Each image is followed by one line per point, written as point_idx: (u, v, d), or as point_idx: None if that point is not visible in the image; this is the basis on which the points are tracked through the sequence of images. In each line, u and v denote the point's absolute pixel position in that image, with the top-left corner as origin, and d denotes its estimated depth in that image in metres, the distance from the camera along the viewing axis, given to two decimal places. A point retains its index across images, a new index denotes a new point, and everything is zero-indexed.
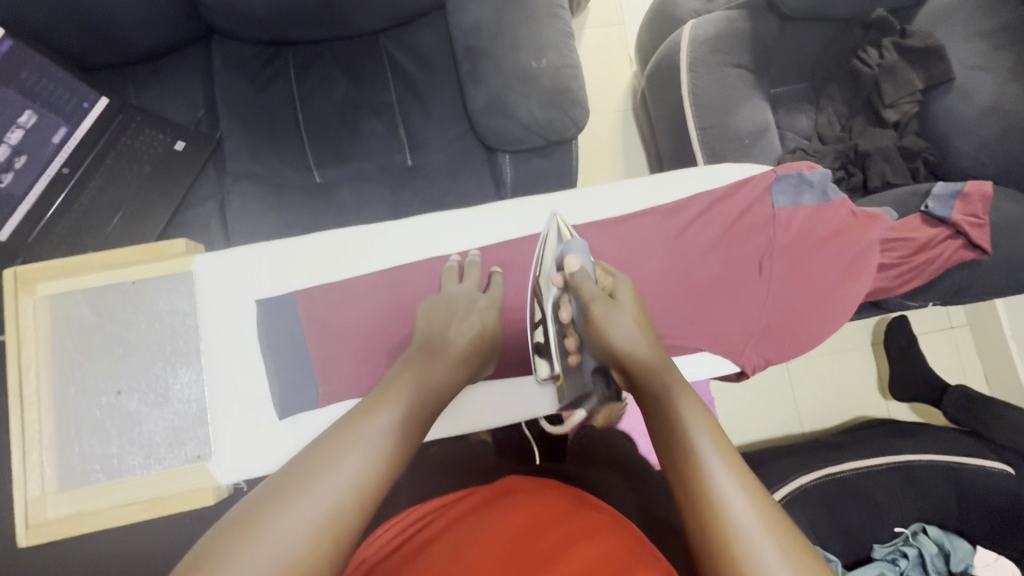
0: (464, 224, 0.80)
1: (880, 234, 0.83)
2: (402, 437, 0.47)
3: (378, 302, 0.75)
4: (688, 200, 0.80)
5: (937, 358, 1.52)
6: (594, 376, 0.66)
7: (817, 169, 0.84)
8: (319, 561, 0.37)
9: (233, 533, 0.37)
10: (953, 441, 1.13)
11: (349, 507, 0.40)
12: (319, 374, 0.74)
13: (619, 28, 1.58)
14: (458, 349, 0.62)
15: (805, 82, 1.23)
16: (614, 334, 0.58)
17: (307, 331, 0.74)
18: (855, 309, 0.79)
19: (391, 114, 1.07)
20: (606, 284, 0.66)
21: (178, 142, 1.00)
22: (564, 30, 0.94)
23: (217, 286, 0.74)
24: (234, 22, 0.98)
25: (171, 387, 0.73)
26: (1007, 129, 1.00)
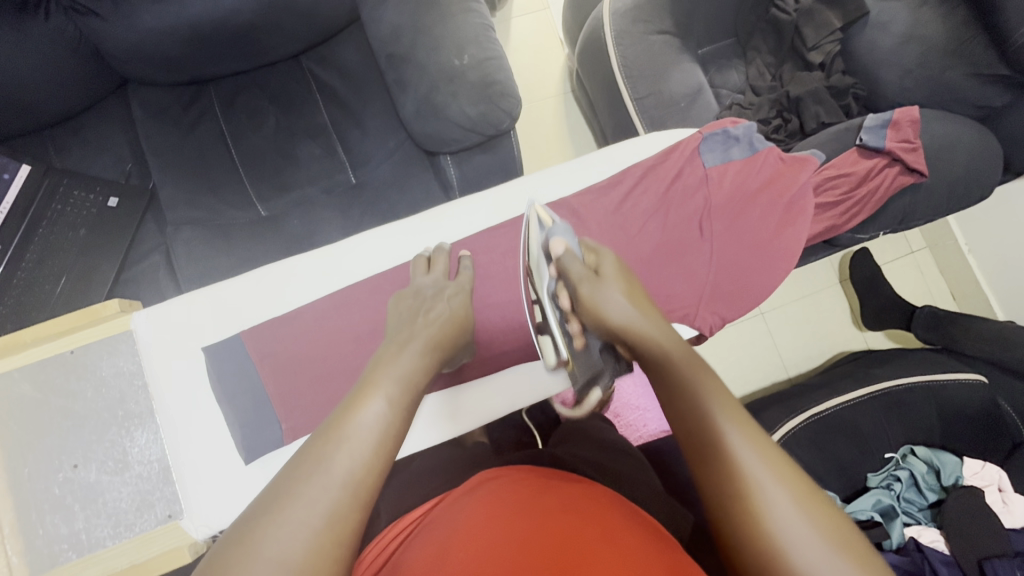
0: (411, 235, 0.80)
1: (810, 176, 0.84)
2: (391, 429, 0.47)
3: (326, 327, 0.73)
4: (621, 174, 0.81)
5: (903, 284, 1.56)
6: (604, 354, 0.70)
7: (741, 123, 0.86)
8: (320, 566, 0.37)
9: (231, 549, 0.37)
10: (927, 360, 1.16)
11: (343, 507, 0.40)
12: (280, 411, 0.72)
13: (545, 13, 1.58)
14: (431, 334, 0.60)
15: (731, 38, 1.25)
16: (612, 309, 0.60)
17: (261, 369, 0.72)
18: (799, 253, 0.81)
19: (326, 135, 1.05)
20: (592, 261, 0.67)
21: (111, 199, 0.96)
22: (482, 23, 0.93)
23: (161, 338, 0.73)
24: (147, 67, 0.96)
25: (129, 451, 0.71)
26: (926, 53, 1.03)
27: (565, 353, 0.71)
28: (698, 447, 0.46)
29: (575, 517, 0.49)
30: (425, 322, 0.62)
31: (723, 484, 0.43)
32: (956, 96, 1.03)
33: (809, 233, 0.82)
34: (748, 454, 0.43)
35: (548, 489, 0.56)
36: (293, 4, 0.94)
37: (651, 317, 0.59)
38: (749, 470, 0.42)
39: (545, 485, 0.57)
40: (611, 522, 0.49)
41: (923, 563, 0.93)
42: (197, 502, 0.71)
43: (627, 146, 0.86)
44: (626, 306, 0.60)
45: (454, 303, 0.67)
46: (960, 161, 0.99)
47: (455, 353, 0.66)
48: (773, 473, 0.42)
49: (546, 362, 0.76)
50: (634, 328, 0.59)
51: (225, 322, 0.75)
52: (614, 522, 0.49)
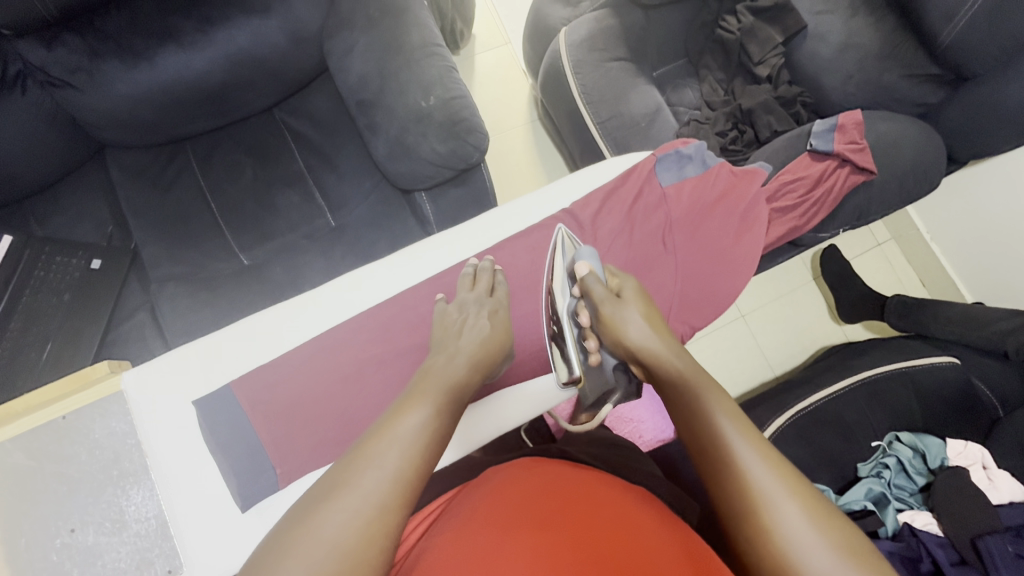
0: (388, 272, 0.82)
1: (759, 187, 0.90)
2: (434, 433, 0.53)
3: (316, 370, 0.74)
4: (585, 198, 0.85)
5: (873, 275, 1.62)
6: (616, 372, 0.78)
7: (691, 142, 0.91)
8: (371, 545, 0.43)
9: (292, 529, 0.44)
10: (902, 347, 1.20)
11: (391, 495, 0.47)
12: (274, 455, 0.72)
13: (507, 48, 1.65)
14: (475, 349, 0.66)
15: (682, 59, 1.32)
16: (632, 328, 0.68)
17: (253, 418, 0.72)
18: (757, 258, 0.86)
19: (304, 182, 1.08)
20: (615, 284, 0.75)
21: (94, 262, 0.97)
22: (444, 64, 0.98)
23: (153, 396, 0.74)
24: (123, 131, 0.99)
25: (125, 510, 0.71)
26: (863, 60, 1.10)
27: (579, 370, 0.76)
28: (725, 476, 0.53)
29: (589, 495, 0.56)
30: (459, 342, 0.67)
31: (748, 505, 0.51)
32: (896, 96, 1.10)
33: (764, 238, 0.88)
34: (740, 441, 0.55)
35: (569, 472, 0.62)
36: (262, 61, 0.99)
37: (670, 341, 0.68)
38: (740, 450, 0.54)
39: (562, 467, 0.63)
40: (615, 497, 0.57)
41: (919, 548, 0.95)
42: (195, 554, 0.70)
43: (586, 175, 0.90)
44: (645, 329, 0.68)
45: (494, 320, 0.71)
46: (906, 156, 1.04)
47: (495, 369, 0.70)
48: (794, 497, 0.50)
49: (558, 382, 0.80)
50: (653, 350, 0.67)
51: (217, 373, 0.76)
52: (622, 500, 0.56)
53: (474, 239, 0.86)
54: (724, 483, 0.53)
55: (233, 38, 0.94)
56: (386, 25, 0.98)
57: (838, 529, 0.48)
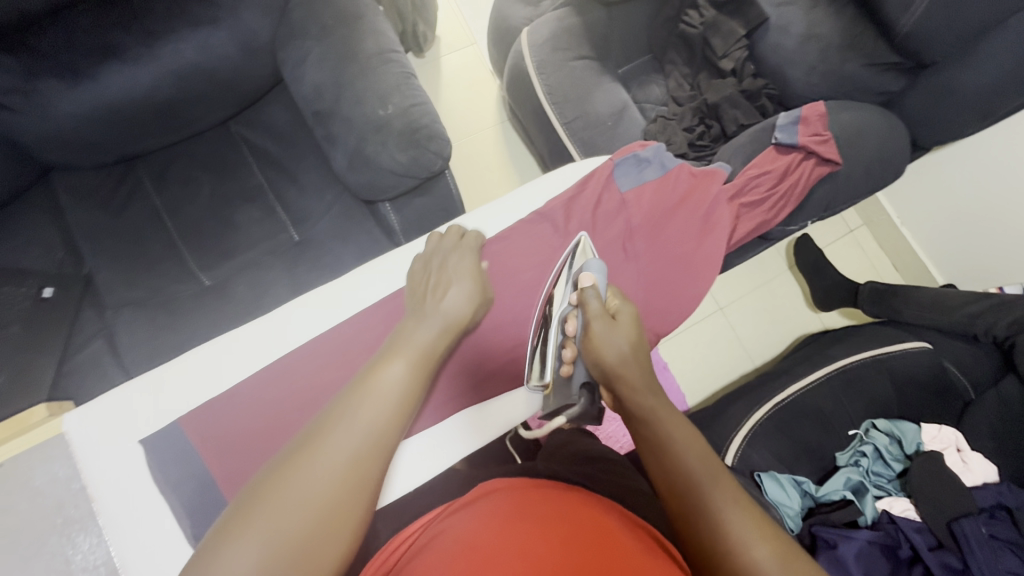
0: (347, 294, 0.78)
1: (718, 187, 0.94)
2: (409, 389, 0.56)
3: (270, 399, 0.71)
4: (545, 206, 0.86)
5: (846, 263, 1.63)
6: (582, 389, 0.77)
7: (650, 145, 0.94)
8: (346, 496, 0.46)
9: (265, 488, 0.45)
10: (875, 334, 1.21)
11: (367, 450, 0.49)
12: (227, 491, 0.68)
13: (473, 48, 1.63)
14: (452, 300, 0.69)
15: (647, 55, 1.31)
16: (613, 350, 0.67)
17: (204, 453, 0.68)
18: (721, 256, 0.90)
19: (264, 197, 1.05)
20: (612, 305, 0.72)
21: (46, 289, 0.93)
22: (402, 71, 0.96)
23: (94, 441, 0.67)
24: (68, 152, 0.95)
25: (71, 557, 0.77)
26: (825, 50, 1.10)
27: (550, 377, 0.76)
28: (702, 526, 0.53)
29: (565, 517, 0.54)
30: (436, 302, 0.68)
31: (716, 539, 0.51)
32: (858, 86, 1.11)
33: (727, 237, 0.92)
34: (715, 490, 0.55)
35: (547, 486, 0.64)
36: (213, 73, 0.95)
37: (647, 373, 0.67)
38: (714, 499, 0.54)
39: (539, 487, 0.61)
40: (591, 507, 0.59)
41: (898, 534, 0.95)
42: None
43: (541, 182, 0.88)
44: (626, 353, 0.67)
45: (467, 271, 0.73)
46: (871, 146, 1.05)
47: (473, 321, 0.72)
48: (770, 550, 0.50)
49: (529, 382, 0.79)
50: (628, 377, 0.66)
51: (161, 408, 0.70)
52: (595, 509, 0.58)
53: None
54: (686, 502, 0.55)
55: (180, 52, 0.91)
56: (340, 33, 0.95)
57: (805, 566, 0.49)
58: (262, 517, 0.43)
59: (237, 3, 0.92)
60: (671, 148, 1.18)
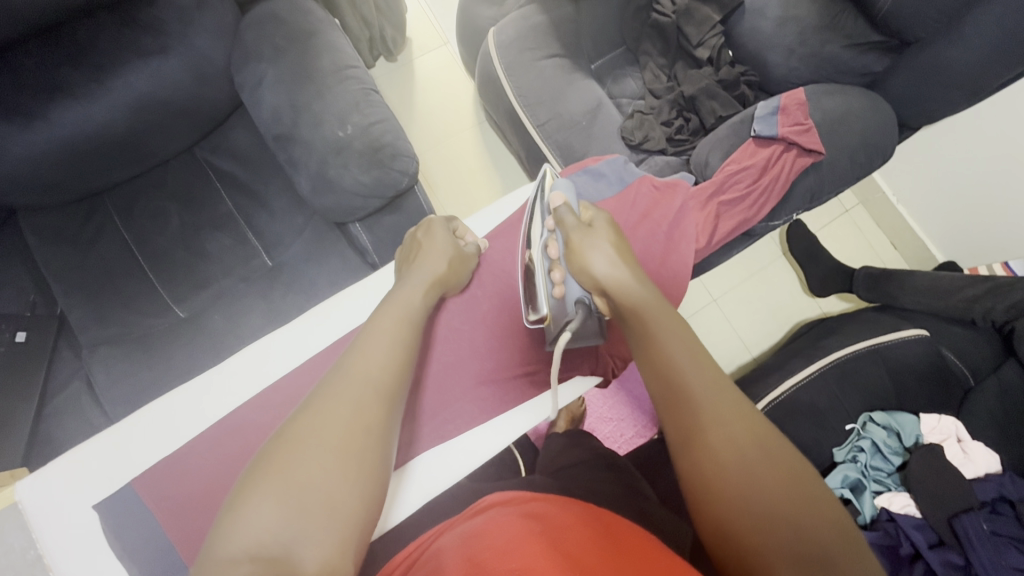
0: (301, 334, 0.77)
1: (683, 199, 0.92)
2: (401, 342, 0.61)
3: (225, 455, 0.70)
4: (503, 228, 0.87)
5: (842, 246, 1.57)
6: (577, 305, 0.75)
7: (608, 160, 0.92)
8: (366, 415, 0.52)
9: (314, 397, 0.52)
10: (870, 322, 1.18)
11: (386, 377, 0.56)
12: (187, 555, 0.67)
13: (446, 49, 1.58)
14: (434, 269, 0.73)
15: (621, 47, 1.26)
16: (598, 257, 0.69)
17: (161, 516, 0.67)
18: (687, 275, 0.88)
19: (234, 223, 1.03)
20: (586, 216, 0.75)
21: (19, 334, 0.92)
22: (362, 87, 0.93)
23: (54, 504, 0.66)
24: (28, 192, 0.93)
25: None
26: (803, 33, 1.05)
27: (545, 308, 0.77)
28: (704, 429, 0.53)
29: (608, 546, 0.50)
30: (412, 263, 0.73)
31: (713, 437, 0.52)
32: (840, 67, 1.06)
33: (693, 253, 0.89)
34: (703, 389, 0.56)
35: (569, 506, 0.59)
36: (168, 102, 0.93)
37: (635, 272, 0.69)
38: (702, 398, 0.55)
39: (538, 503, 0.59)
40: (627, 534, 0.54)
41: (897, 533, 0.94)
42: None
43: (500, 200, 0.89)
44: (612, 258, 0.69)
45: (440, 234, 0.77)
46: (856, 131, 1.00)
47: (453, 283, 0.77)
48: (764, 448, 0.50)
49: (529, 319, 0.80)
50: (619, 281, 0.67)
51: (116, 468, 0.69)
52: (641, 539, 0.54)
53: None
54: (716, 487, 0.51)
55: (130, 84, 0.88)
56: (295, 52, 0.92)
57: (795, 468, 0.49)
58: (298, 418, 0.50)
59: (184, 30, 0.90)
60: (649, 145, 1.14)
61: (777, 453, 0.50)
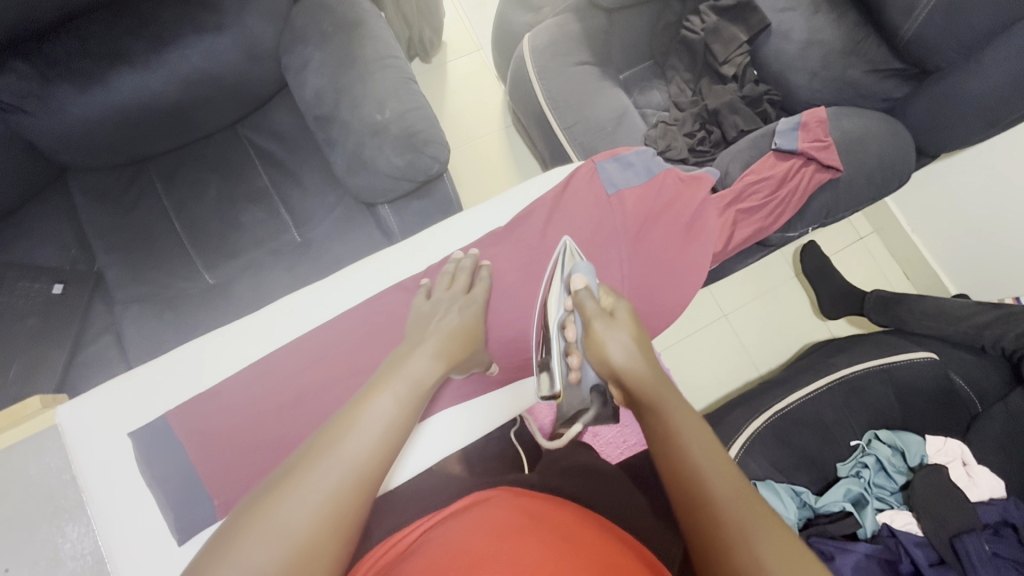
0: (327, 293, 0.83)
1: (706, 194, 0.95)
2: (396, 421, 0.59)
3: (245, 397, 0.75)
4: (532, 207, 0.89)
5: (854, 272, 1.59)
6: (593, 393, 0.81)
7: (638, 150, 0.96)
8: (346, 502, 0.50)
9: (296, 464, 0.51)
10: (879, 343, 1.19)
11: (370, 461, 0.53)
12: (208, 486, 0.72)
13: (479, 54, 1.65)
14: (442, 338, 0.70)
15: (649, 61, 1.31)
16: (616, 350, 0.68)
17: (189, 447, 0.72)
18: (705, 264, 0.92)
19: (268, 198, 1.08)
20: (607, 303, 0.75)
21: (57, 286, 0.97)
22: (402, 76, 0.98)
23: (90, 428, 0.72)
24: (79, 152, 0.98)
25: (61, 548, 0.73)
26: (827, 56, 1.09)
27: (560, 387, 0.79)
28: (695, 496, 0.51)
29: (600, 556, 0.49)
30: (427, 329, 0.72)
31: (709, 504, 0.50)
32: (860, 92, 1.09)
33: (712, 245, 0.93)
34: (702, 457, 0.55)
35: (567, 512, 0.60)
36: (219, 77, 0.98)
37: (653, 368, 0.68)
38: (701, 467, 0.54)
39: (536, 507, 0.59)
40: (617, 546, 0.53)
41: (899, 549, 0.94)
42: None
43: (531, 180, 0.93)
44: (630, 349, 0.68)
45: (458, 310, 0.75)
46: (872, 152, 1.03)
47: (467, 360, 0.74)
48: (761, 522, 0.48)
49: (540, 393, 0.83)
50: (635, 372, 0.67)
51: (151, 400, 0.75)
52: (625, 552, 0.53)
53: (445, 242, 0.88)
54: (715, 556, 0.47)
55: (185, 58, 0.93)
56: (341, 39, 0.97)
57: (797, 545, 0.46)
58: (282, 493, 0.48)
59: (240, 11, 0.95)
60: (671, 153, 1.17)
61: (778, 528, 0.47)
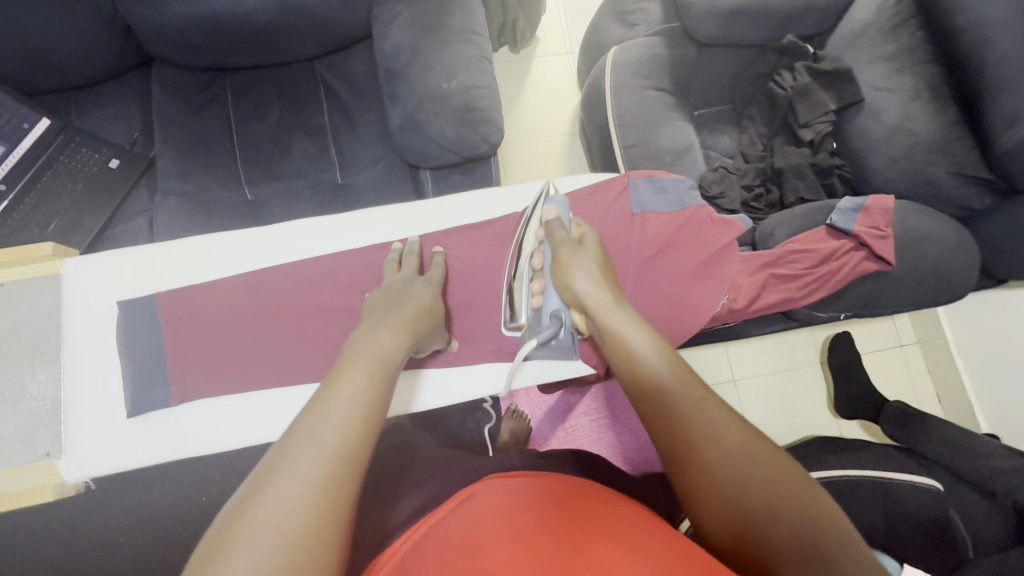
0: (346, 228, 0.86)
1: (733, 238, 0.90)
2: (372, 399, 0.55)
3: (236, 302, 0.81)
4: (561, 200, 0.89)
5: (884, 377, 1.50)
6: (553, 318, 0.75)
7: (677, 179, 0.93)
8: (335, 480, 0.46)
9: (268, 465, 0.46)
10: (882, 456, 1.12)
11: (352, 446, 0.49)
12: (174, 373, 0.79)
13: (567, 57, 1.65)
14: (403, 316, 0.70)
15: (728, 104, 1.28)
16: (581, 272, 0.69)
17: (167, 331, 0.80)
18: (711, 309, 0.87)
19: (323, 135, 1.11)
20: (578, 233, 0.77)
21: (113, 161, 1.03)
22: (478, 53, 0.99)
23: (85, 286, 0.81)
24: (168, 47, 1.04)
25: (28, 386, 0.77)
26: (913, 147, 1.04)
27: (523, 316, 0.80)
28: (676, 436, 0.50)
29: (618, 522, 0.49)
30: (391, 309, 0.71)
31: (686, 447, 0.49)
32: (938, 193, 1.03)
33: (723, 292, 0.89)
34: (671, 382, 0.54)
35: (576, 491, 0.56)
36: (310, 12, 1.01)
37: (618, 296, 0.67)
38: (672, 392, 0.53)
39: (525, 481, 0.58)
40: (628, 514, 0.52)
41: None
42: (76, 445, 0.77)
43: (567, 177, 0.94)
44: (594, 276, 0.69)
45: (415, 289, 0.76)
46: (930, 258, 0.97)
47: (427, 334, 0.74)
48: (733, 437, 0.48)
49: (507, 322, 0.83)
50: (598, 298, 0.66)
51: (146, 279, 0.82)
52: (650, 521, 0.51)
53: (459, 217, 0.90)
54: (718, 506, 0.46)
55: None
56: (431, 3, 0.99)
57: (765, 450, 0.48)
58: (264, 498, 0.43)
59: None
60: (722, 201, 1.14)
61: (750, 447, 0.48)
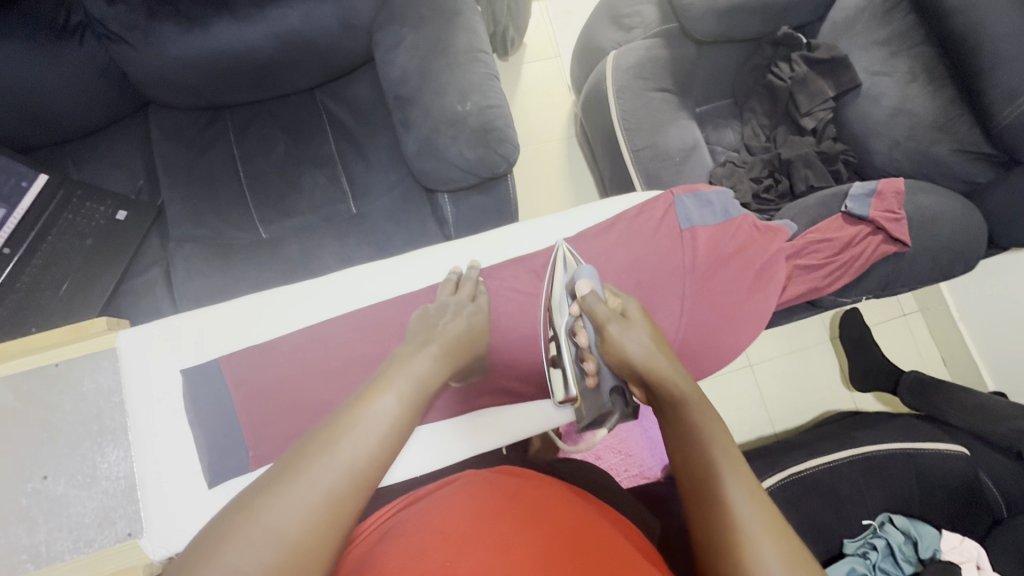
0: (385, 271, 0.88)
1: (779, 246, 0.94)
2: (398, 422, 0.54)
3: (296, 343, 0.82)
4: (612, 222, 0.91)
5: (892, 347, 1.55)
6: (612, 395, 0.77)
7: (718, 191, 0.97)
8: (342, 497, 0.47)
9: (289, 462, 0.47)
10: (907, 426, 1.16)
11: (366, 465, 0.49)
12: (248, 437, 0.79)
13: (557, 60, 1.65)
14: (449, 342, 0.70)
15: (729, 98, 1.30)
16: (633, 348, 0.68)
17: (235, 396, 0.80)
18: (764, 316, 0.91)
19: (332, 165, 1.10)
20: (615, 303, 0.76)
21: (120, 213, 1.00)
22: (487, 72, 0.98)
23: (144, 357, 0.80)
24: (167, 91, 1.01)
25: (98, 466, 0.75)
26: (915, 127, 1.06)
27: (576, 391, 0.78)
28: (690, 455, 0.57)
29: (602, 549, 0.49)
30: (439, 332, 0.71)
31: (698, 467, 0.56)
32: (943, 170, 1.06)
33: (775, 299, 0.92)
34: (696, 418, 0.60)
35: (566, 502, 0.58)
36: (311, 43, 0.99)
37: (668, 358, 0.68)
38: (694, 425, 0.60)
39: (523, 483, 0.61)
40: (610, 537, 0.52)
41: None
42: (157, 524, 0.75)
43: (608, 200, 0.95)
44: (647, 346, 0.69)
45: (466, 314, 0.77)
46: (942, 234, 1.00)
47: (468, 361, 0.74)
48: (736, 473, 0.54)
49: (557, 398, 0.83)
50: (652, 365, 0.67)
51: (205, 345, 0.83)
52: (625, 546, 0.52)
53: (511, 245, 0.92)
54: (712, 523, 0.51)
55: (285, 18, 0.95)
56: (436, 25, 0.98)
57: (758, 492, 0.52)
58: (276, 494, 0.45)
59: None
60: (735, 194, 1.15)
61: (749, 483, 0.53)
